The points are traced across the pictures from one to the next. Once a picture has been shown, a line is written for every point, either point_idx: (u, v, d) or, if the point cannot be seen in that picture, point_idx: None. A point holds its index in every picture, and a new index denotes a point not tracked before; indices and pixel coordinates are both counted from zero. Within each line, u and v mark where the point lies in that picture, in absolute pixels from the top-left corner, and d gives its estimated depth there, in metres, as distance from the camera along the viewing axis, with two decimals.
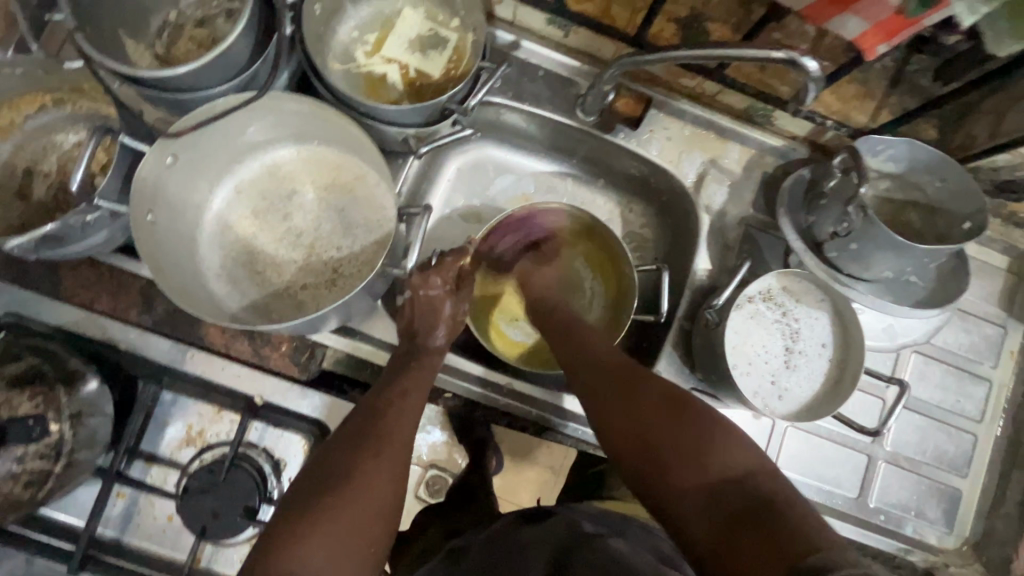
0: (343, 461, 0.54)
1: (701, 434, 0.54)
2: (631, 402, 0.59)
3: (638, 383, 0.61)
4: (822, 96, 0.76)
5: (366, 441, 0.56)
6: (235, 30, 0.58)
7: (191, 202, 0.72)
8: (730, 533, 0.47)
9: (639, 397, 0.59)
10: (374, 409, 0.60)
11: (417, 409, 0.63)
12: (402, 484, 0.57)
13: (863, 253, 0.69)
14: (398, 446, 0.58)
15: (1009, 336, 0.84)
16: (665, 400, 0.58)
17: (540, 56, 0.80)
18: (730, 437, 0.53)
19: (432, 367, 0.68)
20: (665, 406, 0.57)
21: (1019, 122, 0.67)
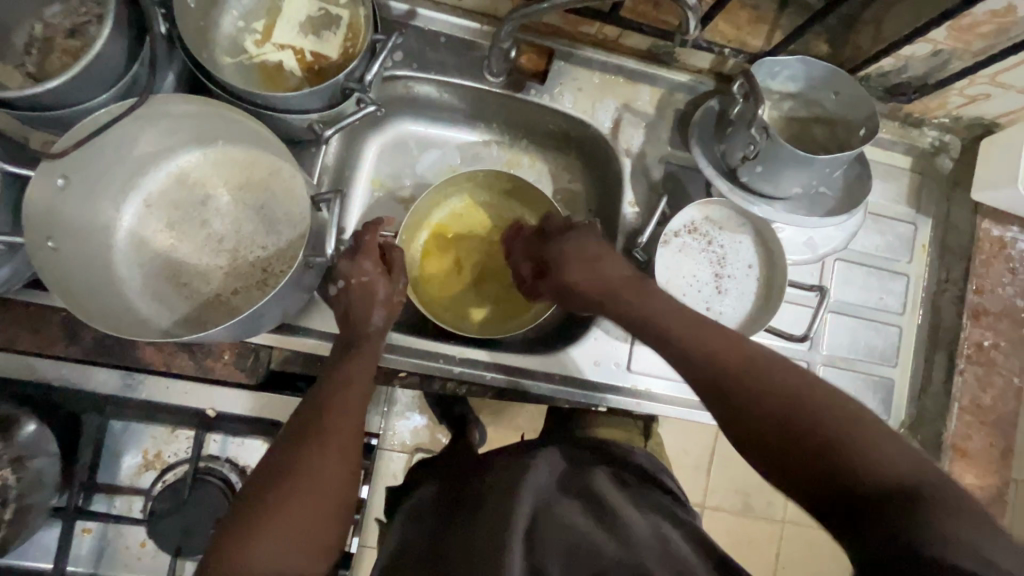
0: (287, 454, 0.55)
1: (831, 408, 0.48)
2: (739, 364, 0.53)
3: (700, 332, 0.58)
4: (717, 26, 0.78)
5: (309, 435, 0.56)
6: (102, 34, 0.56)
7: (96, 223, 0.69)
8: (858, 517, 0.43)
9: (732, 345, 0.55)
10: (319, 403, 0.60)
11: (365, 388, 0.63)
12: (352, 470, 0.57)
13: (770, 173, 0.72)
14: (347, 430, 0.58)
15: (920, 231, 0.89)
16: (746, 359, 0.54)
17: (437, 23, 0.79)
18: (840, 413, 0.48)
19: (375, 352, 0.67)
20: (738, 365, 0.53)
21: (897, 26, 0.70)
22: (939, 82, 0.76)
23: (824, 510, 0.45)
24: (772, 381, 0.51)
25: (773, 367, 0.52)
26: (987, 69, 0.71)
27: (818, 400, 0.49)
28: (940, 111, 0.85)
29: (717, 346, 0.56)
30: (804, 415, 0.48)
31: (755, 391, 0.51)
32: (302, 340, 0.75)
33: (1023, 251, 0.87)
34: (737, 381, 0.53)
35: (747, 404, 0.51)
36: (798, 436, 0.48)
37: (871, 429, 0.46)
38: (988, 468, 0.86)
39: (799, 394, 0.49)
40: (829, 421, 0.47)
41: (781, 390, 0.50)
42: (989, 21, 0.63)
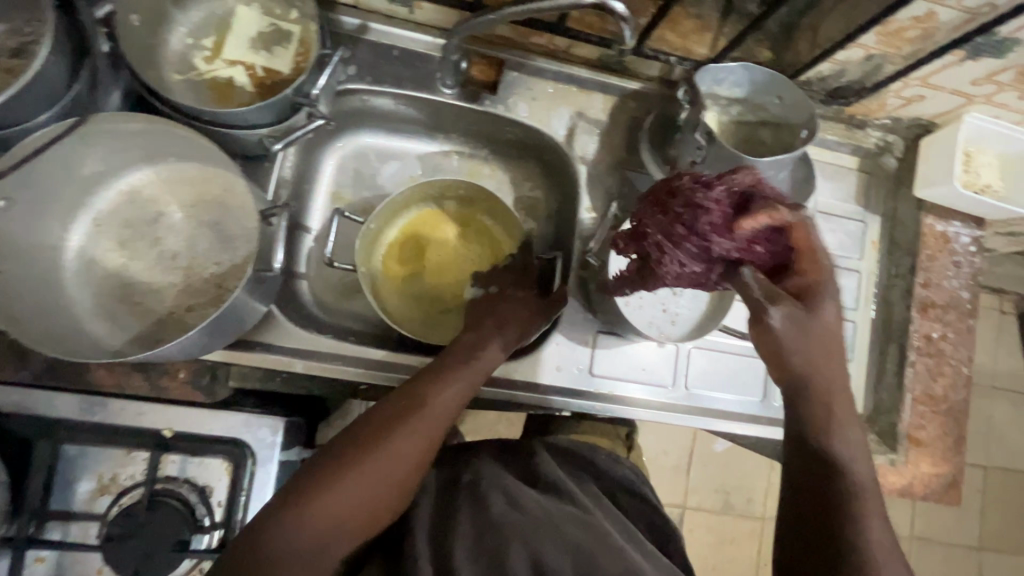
0: (338, 466, 0.56)
1: (856, 514, 0.54)
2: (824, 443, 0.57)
3: (839, 404, 0.59)
4: (663, 34, 0.80)
5: (363, 452, 0.57)
6: (39, 54, 0.55)
7: (43, 243, 0.68)
8: None
9: (849, 423, 0.59)
10: (382, 427, 0.59)
11: (457, 408, 0.63)
12: (395, 489, 0.58)
13: (719, 175, 0.74)
14: (422, 444, 0.59)
15: (869, 228, 0.92)
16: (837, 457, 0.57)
17: (390, 37, 0.80)
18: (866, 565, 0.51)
19: (449, 387, 0.63)
20: (852, 473, 0.56)
21: (831, 31, 0.72)
22: (875, 85, 0.79)
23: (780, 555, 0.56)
24: (865, 498, 0.55)
25: (872, 494, 0.55)
26: (917, 72, 0.74)
27: (859, 504, 0.54)
28: (881, 112, 0.88)
29: (853, 442, 0.58)
30: (838, 504, 0.54)
31: (825, 477, 0.56)
32: (260, 357, 0.74)
33: (966, 244, 0.91)
34: (814, 459, 0.57)
35: (809, 474, 0.57)
36: (847, 549, 0.52)
37: (876, 545, 0.52)
38: (943, 456, 0.88)
39: (883, 531, 0.53)
40: (856, 526, 0.53)
41: (873, 518, 0.54)
42: (913, 26, 0.66)
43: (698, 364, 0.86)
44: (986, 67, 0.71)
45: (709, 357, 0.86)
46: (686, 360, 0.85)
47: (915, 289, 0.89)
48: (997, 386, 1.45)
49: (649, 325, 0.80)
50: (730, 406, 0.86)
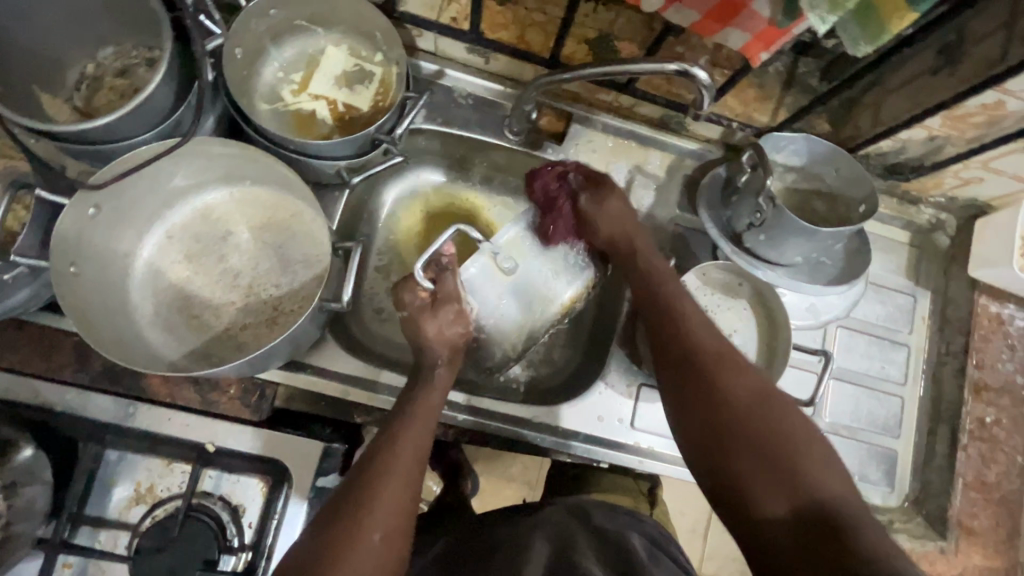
0: (322, 542, 0.51)
1: (740, 386, 0.59)
2: (713, 368, 0.61)
3: (689, 308, 0.66)
4: (725, 101, 0.83)
5: (345, 508, 0.53)
6: (155, 78, 0.60)
7: (117, 252, 0.70)
8: (753, 449, 0.55)
9: (712, 337, 0.64)
10: (356, 478, 0.56)
11: (417, 461, 0.58)
12: (401, 531, 0.54)
13: (773, 240, 0.76)
14: (397, 498, 0.55)
15: (919, 303, 0.92)
16: (717, 355, 0.62)
17: (464, 83, 0.84)
18: (795, 440, 0.55)
19: (432, 409, 0.63)
20: (714, 365, 0.61)
21: (894, 111, 0.74)
22: (934, 164, 0.80)
23: (689, 438, 0.59)
24: (730, 384, 0.59)
25: (743, 372, 0.60)
26: (979, 155, 0.75)
27: (742, 381, 0.60)
28: (936, 191, 0.88)
29: (704, 334, 0.64)
30: (726, 392, 0.59)
31: (711, 370, 0.61)
32: (312, 378, 0.75)
33: (1020, 328, 0.89)
34: (696, 350, 0.63)
35: (699, 372, 0.61)
36: (761, 444, 0.55)
37: (774, 409, 0.57)
38: (996, 549, 0.84)
39: (766, 415, 0.57)
40: (741, 396, 0.58)
41: (741, 400, 0.58)
42: (980, 113, 0.67)
43: None
44: None
45: None
46: None
47: (968, 369, 0.87)
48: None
49: None
50: None
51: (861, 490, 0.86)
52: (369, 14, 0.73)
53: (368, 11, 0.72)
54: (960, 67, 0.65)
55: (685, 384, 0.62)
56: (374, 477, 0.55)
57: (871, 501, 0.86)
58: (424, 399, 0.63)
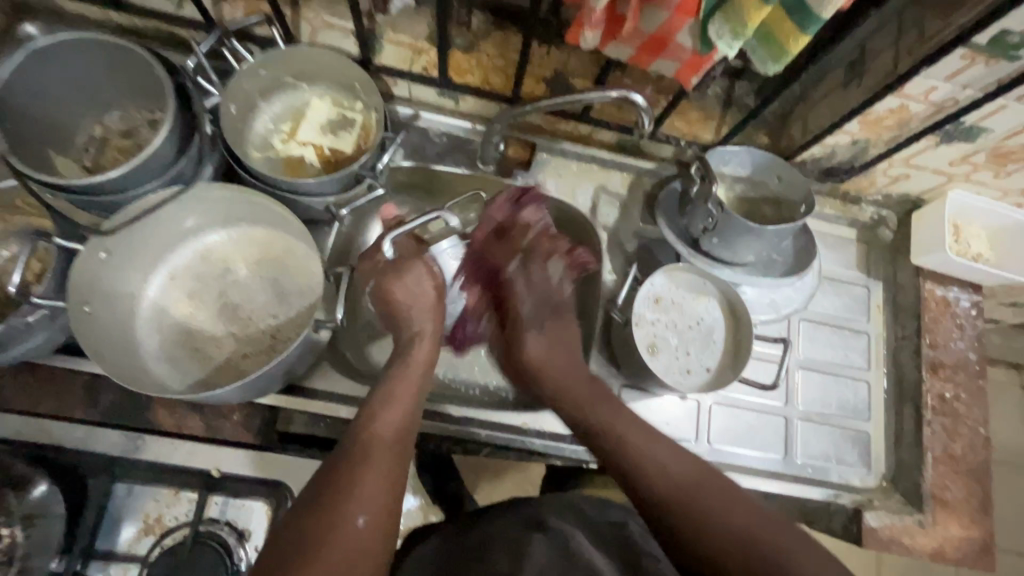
0: (308, 529, 0.53)
1: (701, 496, 0.62)
2: (664, 476, 0.64)
3: (639, 437, 0.68)
4: (672, 123, 0.92)
5: (329, 500, 0.55)
6: (160, 134, 0.67)
7: (125, 293, 0.76)
8: (726, 556, 0.58)
9: (659, 449, 0.66)
10: (335, 470, 0.58)
11: (395, 458, 0.61)
12: (388, 515, 0.56)
13: (726, 242, 0.83)
14: (383, 488, 0.57)
15: (873, 293, 0.99)
16: (687, 479, 0.63)
17: (437, 124, 0.92)
18: (756, 532, 0.58)
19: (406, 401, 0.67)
20: (687, 499, 0.62)
21: (819, 121, 0.83)
22: (863, 165, 0.89)
23: (664, 555, 0.61)
24: (707, 512, 0.60)
25: (708, 492, 0.62)
26: (899, 154, 0.84)
27: (701, 495, 0.62)
28: (872, 190, 0.97)
29: (675, 468, 0.64)
30: (683, 504, 0.61)
31: (674, 489, 0.63)
32: (305, 400, 0.81)
33: (966, 308, 0.96)
34: (654, 476, 0.64)
35: (655, 491, 0.63)
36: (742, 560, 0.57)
37: (721, 508, 0.60)
38: (971, 518, 0.88)
39: (734, 525, 0.59)
40: (707, 504, 0.61)
41: (716, 518, 0.60)
42: (890, 117, 0.77)
43: (719, 420, 0.89)
44: (960, 150, 0.81)
45: (729, 414, 0.89)
46: (707, 417, 0.89)
47: (923, 349, 0.94)
48: (997, 459, 1.51)
49: (670, 375, 0.84)
50: (753, 463, 0.88)
51: (840, 472, 0.90)
52: (349, 69, 0.82)
53: (348, 66, 0.82)
54: (865, 78, 0.75)
55: (623, 482, 0.66)
56: (355, 469, 0.58)
57: (851, 483, 0.90)
58: (398, 401, 0.66)
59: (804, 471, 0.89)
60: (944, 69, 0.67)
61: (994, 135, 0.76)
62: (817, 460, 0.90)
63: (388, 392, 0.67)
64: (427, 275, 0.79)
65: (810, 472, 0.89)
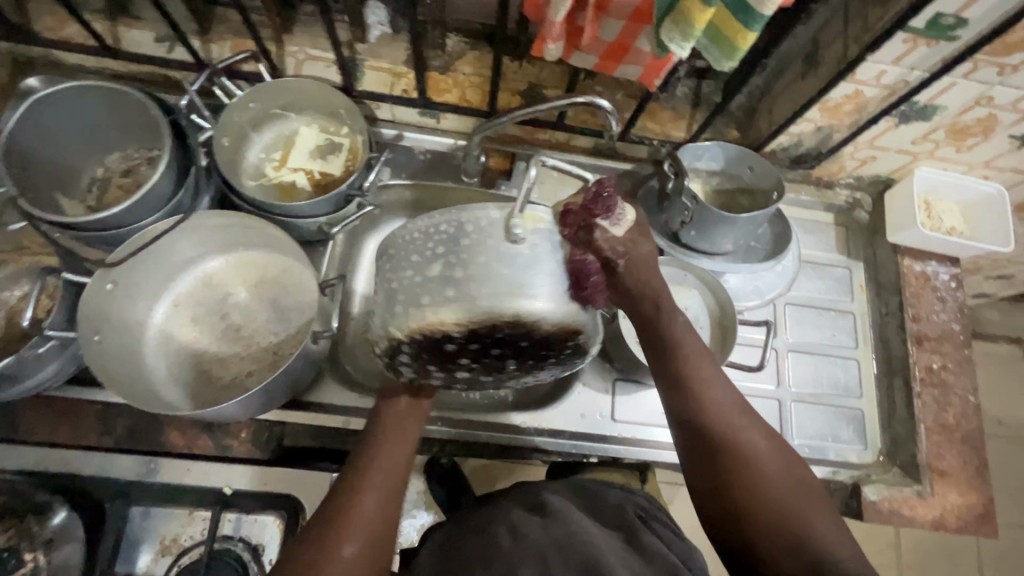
0: (314, 546, 0.59)
1: (768, 469, 0.63)
2: (732, 445, 0.64)
3: (708, 372, 0.68)
4: (644, 124, 0.96)
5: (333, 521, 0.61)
6: (159, 169, 0.72)
7: (132, 321, 0.80)
8: (785, 527, 0.59)
9: (742, 417, 0.66)
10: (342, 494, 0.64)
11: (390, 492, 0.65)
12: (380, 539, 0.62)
13: (703, 233, 0.87)
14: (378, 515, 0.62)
15: (855, 273, 1.02)
16: (775, 450, 0.65)
17: (421, 142, 0.97)
18: (816, 506, 0.61)
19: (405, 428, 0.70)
20: (750, 473, 0.62)
21: (782, 111, 0.87)
22: (830, 150, 0.93)
23: (719, 514, 0.63)
24: (741, 444, 0.64)
25: (758, 443, 0.65)
26: (862, 137, 0.88)
27: (774, 468, 0.63)
28: (843, 173, 1.01)
29: (755, 441, 0.65)
30: (756, 473, 0.62)
31: (737, 459, 0.63)
32: (310, 414, 0.82)
33: (945, 280, 0.99)
34: (724, 442, 0.64)
35: (727, 457, 0.64)
36: (774, 506, 0.60)
37: (794, 479, 0.62)
38: (969, 485, 0.89)
39: (780, 470, 0.63)
40: (778, 475, 0.62)
41: (757, 466, 0.63)
42: (847, 103, 0.82)
43: None
44: (919, 129, 0.85)
45: None
46: None
47: (907, 324, 0.96)
48: (1001, 432, 1.52)
49: None
50: None
51: (837, 450, 0.92)
52: (333, 96, 0.87)
53: (332, 94, 0.87)
54: (820, 67, 0.79)
55: (697, 441, 0.66)
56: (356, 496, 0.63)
57: (848, 459, 0.92)
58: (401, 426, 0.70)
59: (801, 451, 0.91)
60: (890, 53, 0.71)
61: (948, 112, 0.80)
62: (813, 439, 0.92)
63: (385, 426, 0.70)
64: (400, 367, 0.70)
65: (807, 452, 0.91)
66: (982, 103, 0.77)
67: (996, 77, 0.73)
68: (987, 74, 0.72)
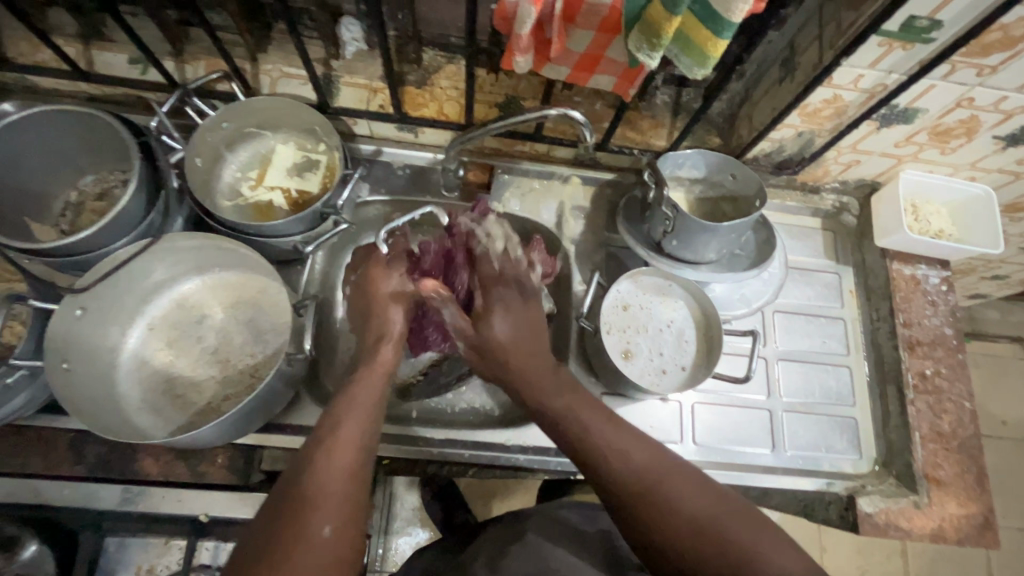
0: (275, 535, 0.50)
1: (672, 492, 0.56)
2: (629, 475, 0.58)
3: (586, 414, 0.63)
4: (624, 133, 0.95)
5: (293, 508, 0.52)
6: (127, 192, 0.71)
7: (105, 347, 0.78)
8: (713, 563, 0.52)
9: (627, 441, 0.60)
10: (296, 477, 0.55)
11: (357, 453, 0.58)
12: (353, 516, 0.54)
13: (685, 243, 0.85)
14: (342, 480, 0.55)
15: (844, 278, 1.00)
16: (675, 468, 0.58)
17: (400, 157, 0.97)
18: (740, 528, 0.53)
19: (371, 384, 0.66)
20: (643, 500, 0.56)
21: (761, 118, 0.86)
22: (812, 155, 0.92)
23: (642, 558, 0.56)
24: (625, 471, 0.58)
25: (675, 478, 0.58)
26: (844, 141, 0.87)
27: (676, 491, 0.56)
28: (828, 178, 1.00)
29: (642, 460, 0.59)
30: (654, 503, 0.56)
31: (635, 490, 0.57)
32: (289, 436, 0.80)
33: (936, 284, 0.97)
34: (620, 471, 0.58)
35: (629, 488, 0.57)
36: (701, 547, 0.53)
37: (698, 497, 0.56)
38: (968, 495, 0.87)
39: (696, 504, 0.55)
40: (678, 497, 0.56)
41: (675, 506, 0.55)
42: (826, 107, 0.81)
43: (703, 419, 0.89)
44: (901, 132, 0.84)
45: (712, 411, 0.90)
46: (691, 417, 0.89)
47: (898, 329, 0.94)
48: (1004, 434, 1.49)
49: (643, 377, 0.85)
50: (744, 460, 0.88)
51: (830, 461, 0.90)
52: (307, 114, 0.86)
53: (306, 111, 0.86)
54: (797, 73, 0.78)
55: (595, 481, 0.59)
56: (316, 474, 0.55)
57: (842, 470, 0.90)
58: (365, 384, 0.65)
59: (794, 463, 0.89)
60: (866, 57, 0.70)
61: (929, 115, 0.79)
62: (806, 450, 0.90)
63: (344, 390, 0.64)
64: (407, 282, 0.76)
65: (800, 463, 0.89)
66: (963, 105, 0.76)
67: (975, 78, 0.71)
68: (966, 75, 0.71)
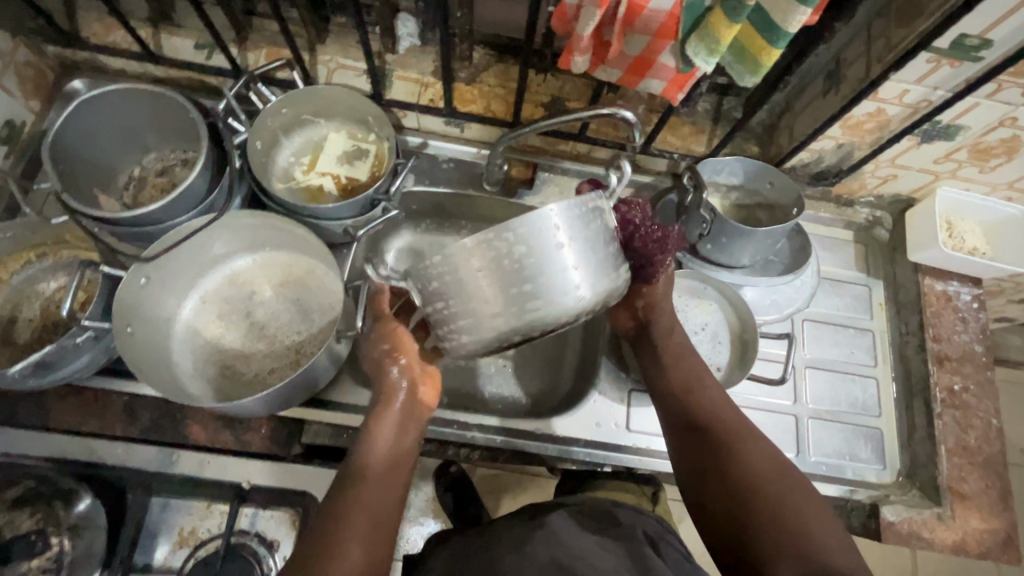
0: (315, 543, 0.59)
1: (747, 451, 0.70)
2: (719, 436, 0.72)
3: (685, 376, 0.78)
4: (665, 138, 0.98)
5: (333, 521, 0.60)
6: (195, 169, 0.74)
7: (162, 315, 0.82)
8: (775, 519, 0.63)
9: (714, 407, 0.75)
10: (332, 500, 0.63)
11: (397, 474, 0.67)
12: (388, 528, 0.63)
13: (721, 246, 0.87)
14: (383, 499, 0.64)
15: (874, 291, 1.01)
16: (762, 451, 0.70)
17: (444, 150, 1.00)
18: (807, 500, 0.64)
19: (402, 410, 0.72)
20: (730, 453, 0.70)
21: (802, 129, 0.88)
22: (850, 168, 0.94)
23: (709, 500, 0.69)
24: (730, 440, 0.71)
25: (744, 444, 0.71)
26: (884, 155, 0.89)
27: (754, 462, 0.68)
28: (864, 192, 1.01)
29: (716, 419, 0.74)
30: (742, 462, 0.69)
31: (720, 450, 0.70)
32: (325, 413, 0.83)
33: (967, 301, 0.98)
34: (710, 420, 0.74)
35: (714, 444, 0.71)
36: (759, 487, 0.66)
37: (773, 473, 0.67)
38: (992, 511, 0.88)
39: (774, 472, 0.67)
40: (756, 465, 0.68)
41: (746, 455, 0.69)
42: (869, 120, 0.82)
43: None
44: (942, 147, 0.85)
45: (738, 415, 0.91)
46: None
47: (928, 344, 0.95)
48: None
49: None
50: None
51: (854, 469, 0.90)
52: (363, 104, 0.90)
53: (361, 102, 0.89)
54: (841, 86, 0.80)
55: (696, 438, 0.73)
56: (350, 496, 0.63)
57: (866, 479, 0.90)
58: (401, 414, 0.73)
59: (818, 469, 0.89)
60: (913, 72, 0.72)
61: (971, 132, 0.80)
62: (830, 457, 0.90)
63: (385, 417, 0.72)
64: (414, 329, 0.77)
65: (824, 470, 0.90)
66: (1006, 124, 0.77)
67: (1020, 97, 0.73)
68: (1011, 95, 0.72)
